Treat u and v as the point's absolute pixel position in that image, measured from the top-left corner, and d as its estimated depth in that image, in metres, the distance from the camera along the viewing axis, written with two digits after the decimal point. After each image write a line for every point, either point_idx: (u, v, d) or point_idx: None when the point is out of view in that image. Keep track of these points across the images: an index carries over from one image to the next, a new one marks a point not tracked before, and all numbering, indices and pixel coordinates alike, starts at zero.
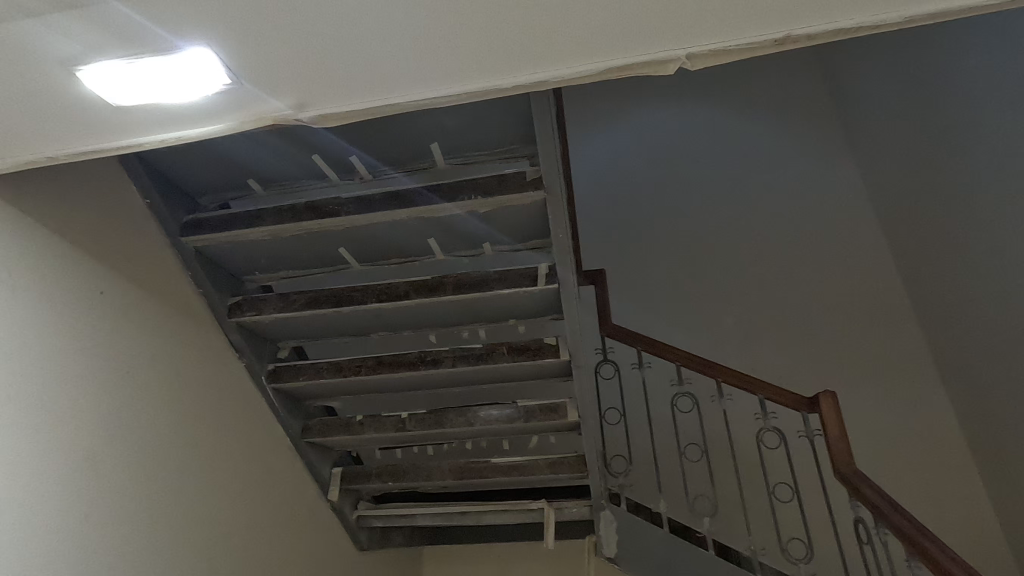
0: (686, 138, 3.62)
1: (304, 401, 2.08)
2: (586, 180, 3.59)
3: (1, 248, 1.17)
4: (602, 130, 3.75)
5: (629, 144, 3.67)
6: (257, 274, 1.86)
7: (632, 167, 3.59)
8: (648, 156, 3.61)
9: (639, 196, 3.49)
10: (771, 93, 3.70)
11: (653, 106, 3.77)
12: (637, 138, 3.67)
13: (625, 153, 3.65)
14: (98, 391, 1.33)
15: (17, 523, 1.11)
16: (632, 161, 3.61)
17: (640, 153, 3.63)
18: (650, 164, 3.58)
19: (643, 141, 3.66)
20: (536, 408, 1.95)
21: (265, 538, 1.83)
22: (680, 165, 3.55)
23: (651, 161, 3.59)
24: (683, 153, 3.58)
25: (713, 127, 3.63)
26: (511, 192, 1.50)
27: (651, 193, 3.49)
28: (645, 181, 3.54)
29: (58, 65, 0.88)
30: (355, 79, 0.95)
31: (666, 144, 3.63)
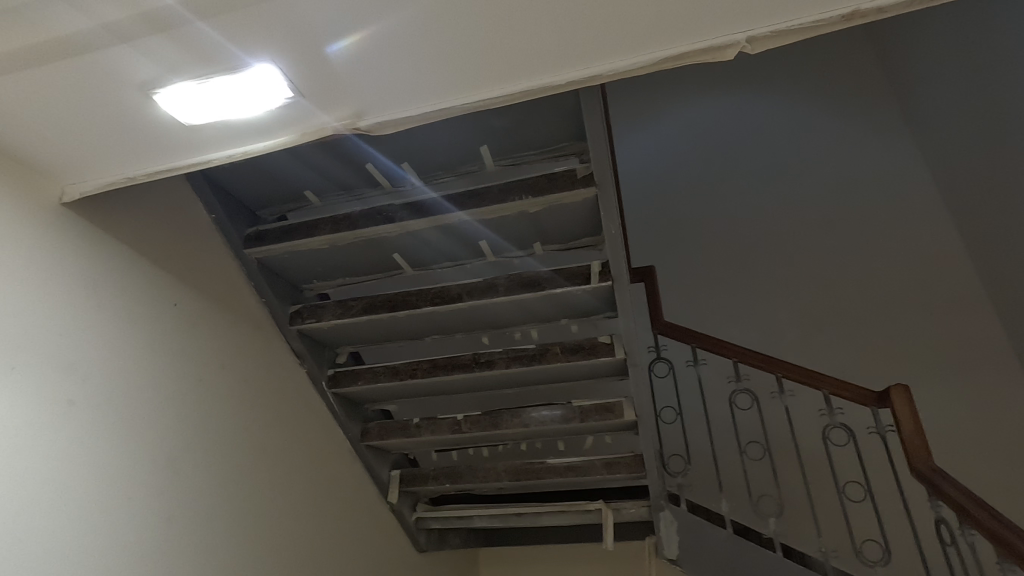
0: (732, 129, 3.54)
1: (362, 405, 2.13)
2: (630, 177, 3.56)
3: (88, 265, 1.25)
4: (643, 125, 3.71)
5: (673, 139, 3.60)
6: (315, 282, 1.92)
7: (676, 161, 3.54)
8: (693, 150, 3.54)
9: (684, 191, 3.43)
10: (821, 76, 3.55)
11: (695, 99, 3.69)
12: (681, 133, 3.61)
13: (670, 148, 3.58)
14: (176, 399, 1.40)
15: (110, 521, 1.18)
16: (677, 155, 3.55)
17: (684, 148, 3.56)
18: (695, 159, 3.51)
19: (688, 135, 3.59)
20: (590, 408, 1.93)
21: (331, 540, 1.88)
22: (728, 157, 3.46)
23: (696, 154, 3.52)
24: (728, 145, 3.50)
25: (759, 116, 3.53)
26: (562, 190, 1.49)
27: (697, 188, 3.42)
28: (691, 176, 3.46)
29: (138, 90, 0.94)
30: (410, 84, 0.96)
31: (711, 137, 3.55)
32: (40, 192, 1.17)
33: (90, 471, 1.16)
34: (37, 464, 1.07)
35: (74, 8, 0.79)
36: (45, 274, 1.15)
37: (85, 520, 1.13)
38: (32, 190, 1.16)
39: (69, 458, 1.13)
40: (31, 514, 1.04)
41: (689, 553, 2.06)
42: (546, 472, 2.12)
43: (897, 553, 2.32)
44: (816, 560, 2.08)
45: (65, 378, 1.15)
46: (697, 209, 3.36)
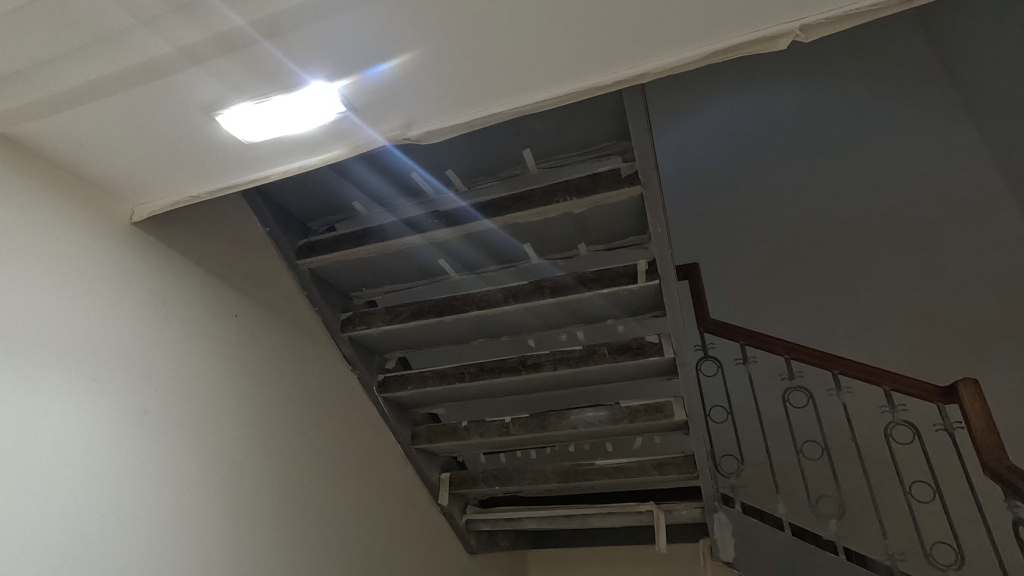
0: (774, 120, 3.46)
1: (411, 409, 2.17)
2: (671, 174, 3.55)
3: (157, 281, 1.32)
4: (684, 121, 3.69)
5: (713, 136, 3.56)
6: (364, 289, 1.97)
7: (718, 156, 3.49)
8: (734, 147, 3.48)
9: (727, 186, 3.38)
10: (868, 59, 3.41)
11: (735, 94, 3.64)
12: (721, 130, 3.56)
13: (710, 146, 3.54)
14: (238, 406, 1.46)
15: (181, 525, 1.23)
16: (718, 153, 3.50)
17: (725, 142, 3.51)
18: (737, 154, 3.45)
19: (728, 132, 3.54)
20: (639, 408, 1.90)
21: (385, 541, 1.91)
22: (770, 150, 3.39)
23: (738, 147, 3.47)
24: (771, 136, 3.43)
25: (804, 105, 3.44)
26: (607, 190, 1.48)
27: (739, 182, 3.36)
28: (734, 172, 3.41)
29: (202, 112, 0.99)
30: (458, 91, 0.97)
31: (752, 129, 3.49)
32: (112, 213, 1.25)
33: (163, 477, 1.22)
34: (117, 469, 1.13)
35: (152, 35, 0.83)
36: (122, 290, 1.23)
37: (160, 523, 1.19)
38: (106, 210, 1.23)
39: (145, 464, 1.19)
40: (113, 517, 1.10)
41: (745, 556, 2.00)
42: (596, 474, 2.11)
43: (971, 556, 2.19)
44: (883, 564, 1.99)
45: (139, 388, 1.22)
46: (741, 206, 3.30)
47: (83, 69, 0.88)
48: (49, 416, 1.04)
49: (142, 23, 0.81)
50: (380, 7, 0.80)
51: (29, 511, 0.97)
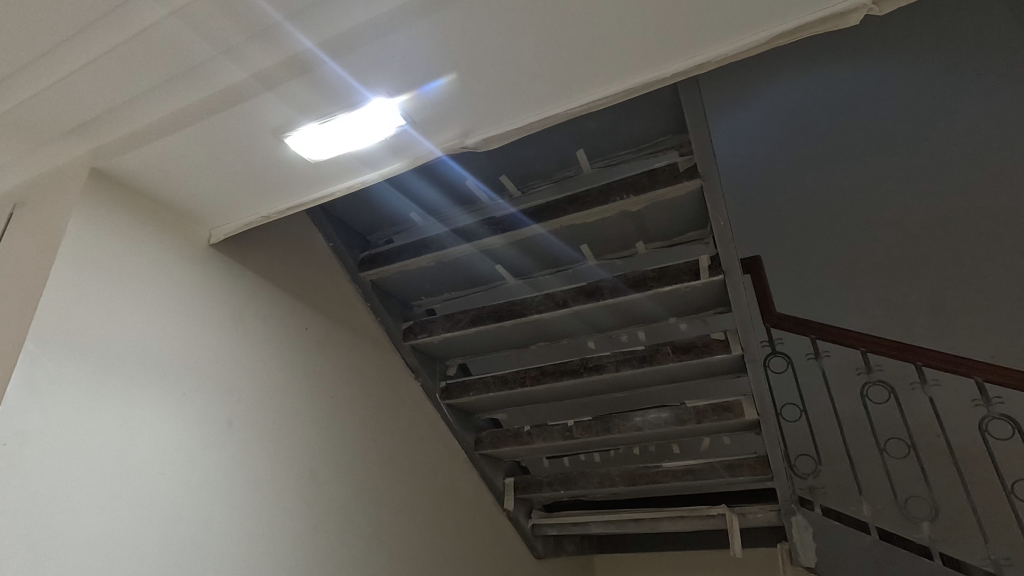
0: (836, 96, 3.24)
1: (473, 415, 2.20)
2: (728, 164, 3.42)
3: (236, 297, 1.39)
4: (741, 104, 3.50)
5: (773, 120, 3.37)
6: (424, 298, 2.01)
7: (776, 142, 3.33)
8: (795, 130, 3.29)
9: (787, 173, 3.24)
10: (948, 13, 3.06)
11: (797, 71, 3.37)
12: (781, 112, 3.36)
13: (769, 131, 3.37)
14: (312, 416, 1.51)
15: (267, 530, 1.29)
16: (778, 138, 3.33)
17: (785, 126, 3.32)
18: (796, 138, 3.28)
19: (789, 114, 3.33)
20: (707, 408, 1.84)
21: (456, 545, 1.94)
22: (832, 131, 3.20)
23: (798, 129, 3.28)
24: (832, 114, 3.23)
25: (870, 77, 3.18)
26: (664, 185, 1.45)
27: (799, 169, 3.21)
28: (793, 158, 3.25)
29: (272, 135, 1.04)
30: (513, 96, 0.97)
31: (812, 109, 3.28)
32: (193, 236, 1.32)
33: (249, 485, 1.28)
34: (206, 480, 1.19)
35: (230, 62, 0.88)
36: (204, 308, 1.30)
37: (247, 530, 1.25)
38: (187, 234, 1.31)
39: (232, 473, 1.25)
40: (204, 525, 1.16)
41: (829, 561, 1.90)
42: (663, 476, 2.06)
43: None
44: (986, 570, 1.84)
45: (224, 402, 1.28)
46: (803, 193, 3.15)
47: (171, 98, 0.95)
48: (144, 432, 1.11)
49: (222, 53, 0.87)
50: (440, 20, 0.81)
51: (129, 521, 1.04)
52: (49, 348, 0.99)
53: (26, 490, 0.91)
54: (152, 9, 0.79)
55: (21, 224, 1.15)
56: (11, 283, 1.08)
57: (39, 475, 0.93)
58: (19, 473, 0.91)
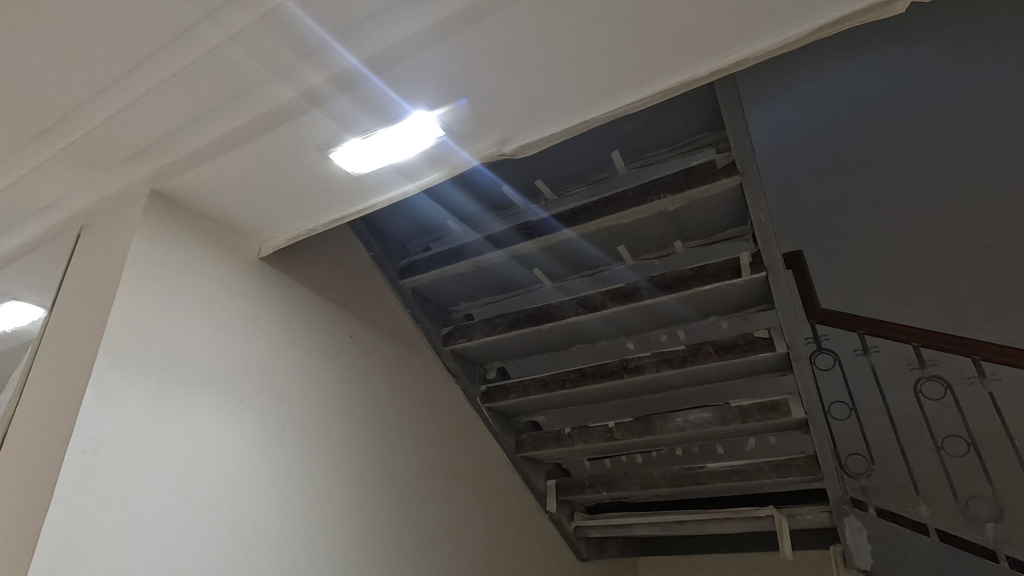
0: (881, 83, 3.13)
1: (513, 417, 2.22)
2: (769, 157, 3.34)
3: (286, 307, 1.44)
4: (782, 95, 3.39)
5: (814, 112, 3.27)
6: (462, 303, 2.04)
7: (818, 133, 3.23)
8: (838, 120, 3.19)
9: (829, 164, 3.14)
10: None
11: (839, 60, 3.26)
12: (823, 103, 3.26)
13: (810, 123, 3.28)
14: (359, 421, 1.55)
15: (319, 533, 1.33)
16: (819, 129, 3.23)
17: (827, 116, 3.23)
18: (840, 128, 3.17)
19: (830, 105, 3.24)
20: (751, 407, 1.81)
21: (500, 548, 1.95)
22: (877, 119, 3.09)
23: (841, 119, 3.18)
24: (876, 102, 3.12)
25: (916, 62, 3.06)
26: (702, 183, 1.44)
27: (841, 159, 3.12)
28: (836, 148, 3.15)
29: (318, 151, 1.08)
30: (550, 102, 0.98)
31: (856, 98, 3.17)
32: (245, 250, 1.38)
33: (302, 490, 1.32)
34: (263, 484, 1.24)
35: (281, 82, 0.92)
36: (256, 318, 1.35)
37: (302, 533, 1.29)
38: (239, 248, 1.37)
39: (286, 477, 1.29)
40: (262, 528, 1.21)
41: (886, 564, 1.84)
42: (708, 478, 2.03)
43: None
44: None
45: (277, 409, 1.33)
46: (846, 185, 3.06)
47: (226, 119, 1.00)
48: (205, 438, 1.16)
49: (274, 74, 0.91)
50: (480, 32, 0.83)
51: (193, 524, 1.09)
52: (118, 360, 1.05)
53: (99, 494, 0.97)
54: (210, 33, 0.83)
55: (90, 243, 1.22)
56: (84, 300, 1.15)
57: (113, 480, 0.99)
58: (94, 479, 0.97)
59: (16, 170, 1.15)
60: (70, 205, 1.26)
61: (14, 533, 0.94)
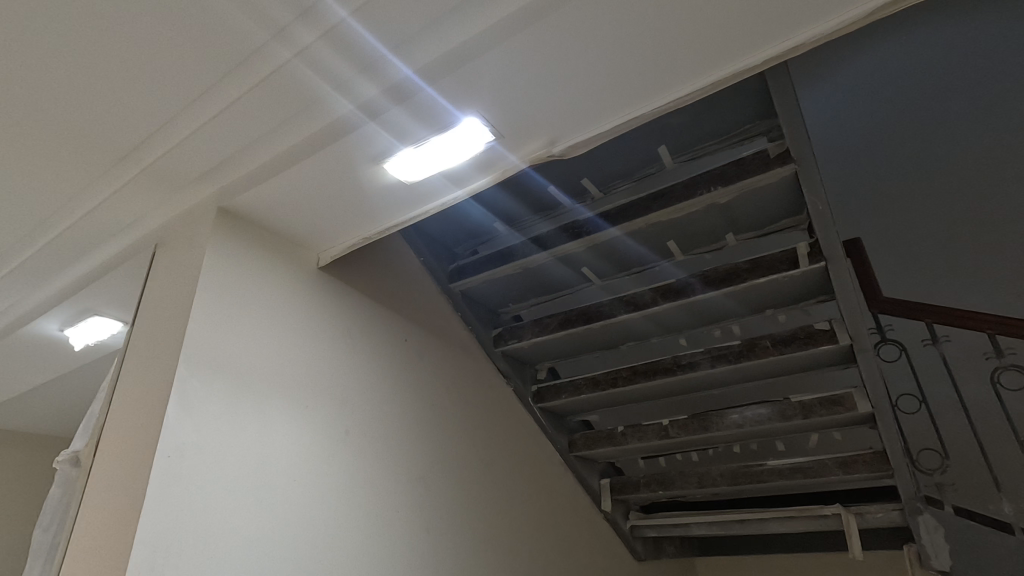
0: (941, 52, 2.85)
1: (565, 417, 2.22)
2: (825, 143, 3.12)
3: (346, 314, 1.49)
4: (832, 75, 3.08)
5: (877, 85, 2.98)
6: (511, 304, 2.06)
7: (876, 112, 2.99)
8: (901, 95, 2.93)
9: (890, 145, 2.95)
10: None
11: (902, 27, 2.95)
12: (888, 75, 2.95)
13: (871, 100, 3.00)
14: (417, 422, 1.59)
15: (385, 532, 1.37)
16: (881, 107, 2.97)
17: (885, 93, 2.97)
18: (900, 105, 2.93)
19: (895, 77, 2.94)
20: (814, 402, 1.75)
21: (558, 547, 1.95)
22: (939, 92, 2.86)
23: (901, 95, 2.93)
24: (937, 73, 2.86)
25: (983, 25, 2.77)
26: (755, 174, 1.41)
27: (903, 138, 2.92)
28: (898, 128, 2.93)
29: (374, 162, 1.11)
30: (599, 99, 0.98)
31: (916, 70, 2.90)
32: (305, 261, 1.44)
33: (367, 492, 1.36)
34: (331, 488, 1.28)
35: (340, 97, 0.96)
36: (319, 326, 1.40)
37: (369, 534, 1.33)
38: (298, 258, 1.42)
39: (353, 479, 1.34)
40: (332, 530, 1.25)
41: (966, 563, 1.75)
42: (769, 475, 1.98)
43: None
44: None
45: (342, 413, 1.37)
46: (908, 166, 2.89)
47: (290, 135, 1.04)
48: (278, 442, 1.21)
49: (334, 89, 0.94)
50: (532, 36, 0.84)
51: (269, 526, 1.14)
52: (196, 370, 1.12)
53: (186, 496, 1.03)
54: (279, 53, 0.87)
55: (165, 260, 1.30)
56: (161, 314, 1.22)
57: (197, 483, 1.05)
58: (182, 482, 1.03)
59: (97, 194, 1.23)
60: (143, 226, 1.34)
61: (113, 533, 1.01)
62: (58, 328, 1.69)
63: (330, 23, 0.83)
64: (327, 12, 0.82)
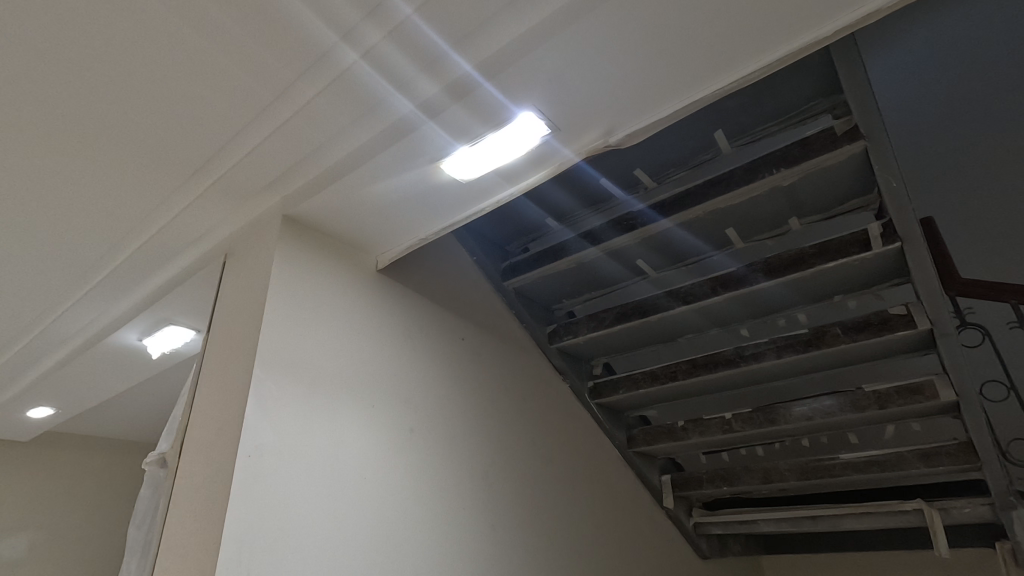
0: None
1: (623, 412, 2.19)
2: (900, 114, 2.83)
3: (406, 316, 1.52)
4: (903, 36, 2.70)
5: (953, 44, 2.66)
6: (565, 300, 2.05)
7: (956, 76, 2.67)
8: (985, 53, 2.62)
9: (974, 111, 2.67)
10: None
11: None
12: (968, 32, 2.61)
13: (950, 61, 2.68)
14: (478, 420, 1.60)
15: (453, 530, 1.38)
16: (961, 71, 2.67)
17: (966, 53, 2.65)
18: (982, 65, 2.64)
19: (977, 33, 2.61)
20: (890, 392, 1.65)
21: (622, 545, 1.93)
22: None
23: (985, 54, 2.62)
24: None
25: None
26: (821, 153, 1.35)
27: (987, 104, 2.65)
28: (983, 90, 2.65)
29: (432, 162, 1.13)
30: (658, 84, 0.96)
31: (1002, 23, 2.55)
32: (366, 264, 1.47)
33: (434, 490, 1.37)
34: (400, 485, 1.30)
35: (402, 97, 0.97)
36: (382, 328, 1.43)
37: (437, 531, 1.34)
38: (359, 261, 1.45)
39: (419, 477, 1.36)
40: (403, 528, 1.27)
41: None
42: (843, 469, 1.89)
43: None
44: None
45: (406, 413, 1.39)
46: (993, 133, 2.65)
47: (354, 138, 1.07)
48: (348, 442, 1.24)
49: (396, 89, 0.95)
50: (594, 20, 0.83)
51: (345, 523, 1.17)
52: (271, 372, 1.16)
53: (267, 493, 1.07)
54: (346, 55, 0.89)
55: (237, 268, 1.36)
56: (235, 321, 1.27)
57: (278, 480, 1.09)
58: (263, 480, 1.07)
59: (172, 208, 1.30)
60: (214, 237, 1.40)
61: (201, 530, 1.05)
62: (137, 337, 1.80)
63: (394, 22, 0.84)
64: (394, 11, 0.82)
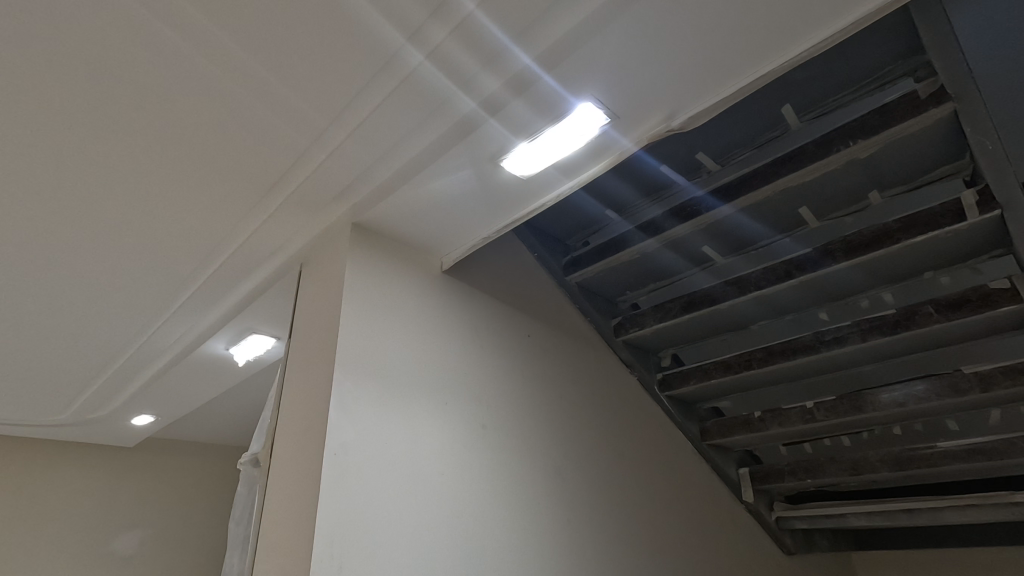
0: None
1: (695, 404, 2.12)
2: None
3: (473, 315, 1.54)
4: None
5: None
6: (628, 292, 2.02)
7: None
8: None
9: None
10: None
11: None
12: None
13: None
14: (548, 415, 1.60)
15: (530, 525, 1.39)
16: None
17: None
18: None
19: None
20: (995, 372, 1.52)
21: (703, 542, 1.87)
22: None
23: None
24: None
25: None
26: (903, 120, 1.27)
27: None
28: None
29: (492, 160, 1.14)
30: (721, 62, 0.93)
31: None
32: (432, 266, 1.50)
33: (509, 486, 1.39)
34: (476, 482, 1.32)
35: (464, 96, 0.99)
36: (450, 327, 1.46)
37: (514, 527, 1.35)
38: (425, 263, 1.49)
39: (494, 473, 1.37)
40: (481, 523, 1.29)
41: None
42: (942, 458, 1.75)
43: None
44: None
45: (477, 409, 1.42)
46: None
47: (418, 141, 1.09)
48: (424, 439, 1.28)
49: (457, 89, 0.97)
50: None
51: (426, 519, 1.20)
52: (349, 373, 1.20)
53: (353, 490, 1.11)
54: (410, 58, 0.91)
55: (313, 277, 1.42)
56: (314, 326, 1.34)
57: (363, 477, 1.14)
58: (349, 478, 1.12)
59: (252, 223, 1.38)
60: (290, 248, 1.48)
61: (294, 525, 1.11)
62: (224, 347, 1.94)
63: (455, 22, 0.86)
64: (457, 9, 0.83)
